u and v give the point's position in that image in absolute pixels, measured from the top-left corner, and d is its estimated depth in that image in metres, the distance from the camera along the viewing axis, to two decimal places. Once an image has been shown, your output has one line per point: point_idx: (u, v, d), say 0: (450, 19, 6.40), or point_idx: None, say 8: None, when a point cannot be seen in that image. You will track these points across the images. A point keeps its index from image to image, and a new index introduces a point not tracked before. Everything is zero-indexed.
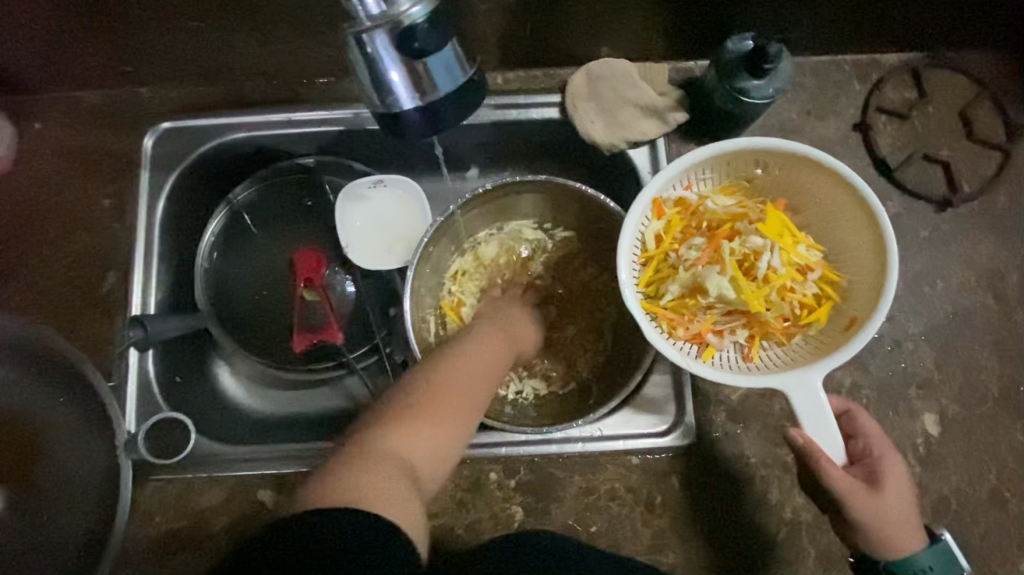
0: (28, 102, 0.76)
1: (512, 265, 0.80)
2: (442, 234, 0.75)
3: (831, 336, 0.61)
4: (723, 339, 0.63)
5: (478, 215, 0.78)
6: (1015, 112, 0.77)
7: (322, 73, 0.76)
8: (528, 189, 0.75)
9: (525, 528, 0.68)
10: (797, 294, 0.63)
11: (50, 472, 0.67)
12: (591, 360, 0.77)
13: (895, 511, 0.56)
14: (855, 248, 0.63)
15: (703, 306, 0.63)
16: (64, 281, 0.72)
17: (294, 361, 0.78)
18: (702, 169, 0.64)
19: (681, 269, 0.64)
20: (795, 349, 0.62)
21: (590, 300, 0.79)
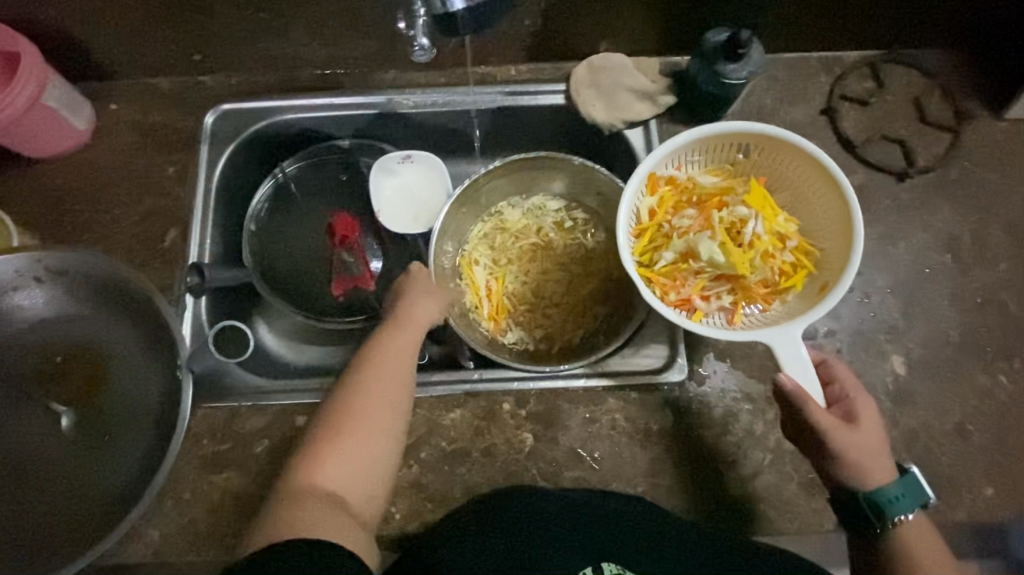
0: (108, 86, 0.89)
1: (527, 234, 0.89)
2: (464, 201, 0.86)
3: (807, 298, 0.71)
4: (711, 302, 0.73)
5: (496, 187, 0.88)
6: (962, 99, 0.89)
7: (361, 63, 0.88)
8: (541, 163, 0.86)
9: (536, 452, 0.75)
10: (777, 261, 0.73)
11: (112, 399, 0.75)
12: (595, 315, 0.86)
13: (870, 444, 0.64)
14: (826, 221, 0.73)
15: (693, 270, 0.73)
16: (131, 236, 0.82)
17: (331, 312, 0.88)
18: (692, 152, 0.75)
19: (674, 237, 0.73)
20: (776, 311, 0.72)
21: (596, 264, 0.88)
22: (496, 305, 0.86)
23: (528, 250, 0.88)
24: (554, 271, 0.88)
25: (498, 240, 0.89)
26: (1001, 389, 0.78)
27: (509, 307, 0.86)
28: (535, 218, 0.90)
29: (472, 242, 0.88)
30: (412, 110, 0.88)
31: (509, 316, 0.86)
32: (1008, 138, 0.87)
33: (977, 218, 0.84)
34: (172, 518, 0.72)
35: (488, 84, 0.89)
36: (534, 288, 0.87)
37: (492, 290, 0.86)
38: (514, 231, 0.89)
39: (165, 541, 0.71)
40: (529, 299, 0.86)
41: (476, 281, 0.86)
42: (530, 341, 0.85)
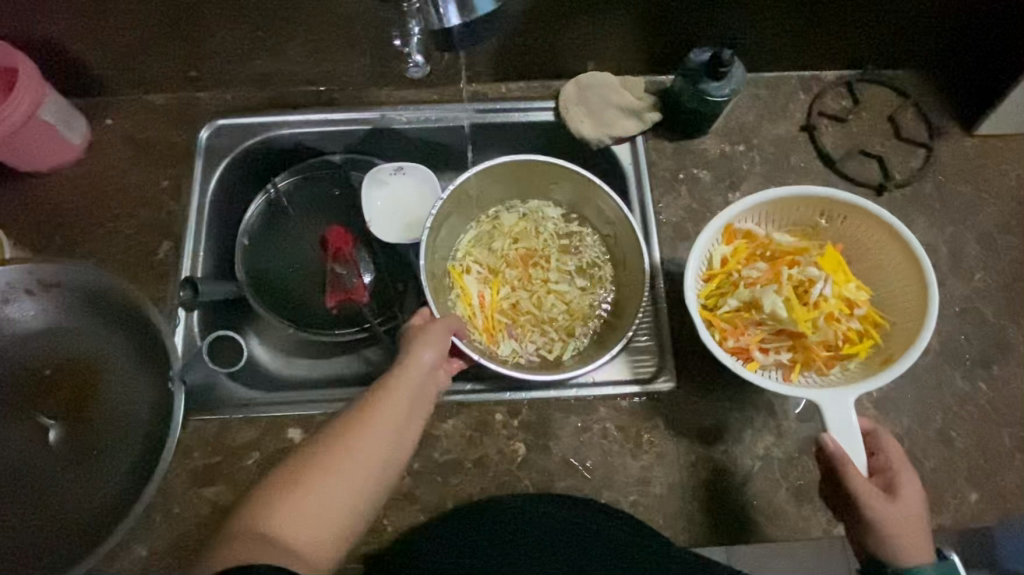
0: (104, 102, 0.90)
1: (520, 242, 0.91)
2: (458, 209, 0.86)
3: (867, 368, 0.75)
4: (768, 356, 0.77)
5: (491, 193, 0.89)
6: (934, 116, 0.92)
7: (355, 80, 0.90)
8: (539, 168, 0.85)
9: (528, 462, 0.75)
10: (842, 326, 0.76)
11: (101, 413, 0.75)
12: (587, 319, 0.87)
13: (907, 517, 0.64)
14: (901, 294, 0.77)
15: (755, 320, 0.77)
16: (124, 249, 0.83)
17: (323, 325, 0.88)
18: (769, 212, 0.80)
19: (742, 286, 0.77)
20: (835, 375, 0.76)
21: (587, 273, 0.90)
22: (489, 315, 0.86)
23: (521, 259, 0.90)
24: (547, 280, 0.89)
25: (490, 248, 0.90)
26: (981, 395, 0.80)
27: (501, 316, 0.86)
28: (528, 222, 0.91)
29: (467, 248, 0.89)
30: (405, 126, 0.91)
31: (501, 325, 0.86)
32: (979, 153, 0.91)
33: (953, 230, 0.87)
34: (161, 532, 0.71)
35: (479, 101, 0.92)
36: (525, 297, 0.88)
37: (484, 299, 0.86)
38: (508, 238, 0.91)
39: (152, 556, 0.70)
40: (522, 309, 0.87)
41: (469, 289, 0.86)
42: (524, 346, 0.86)
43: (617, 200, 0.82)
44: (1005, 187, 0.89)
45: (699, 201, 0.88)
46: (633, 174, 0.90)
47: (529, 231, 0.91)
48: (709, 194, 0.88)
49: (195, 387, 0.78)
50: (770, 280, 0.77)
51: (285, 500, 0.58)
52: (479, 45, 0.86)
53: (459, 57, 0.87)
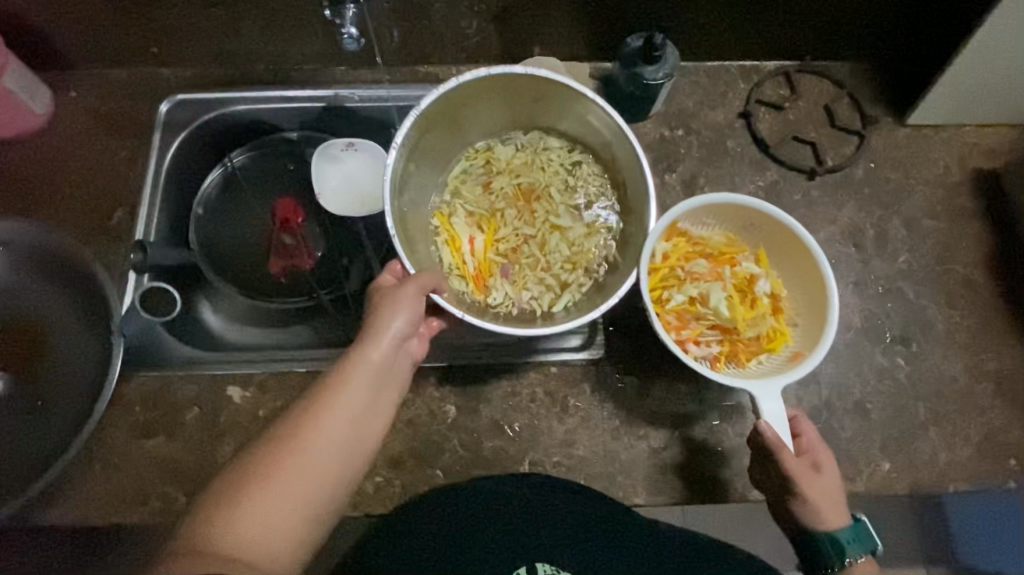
0: (68, 76, 0.93)
1: (516, 174, 0.85)
2: (436, 145, 0.80)
3: (781, 363, 0.76)
4: (703, 347, 0.77)
5: (476, 126, 0.83)
6: (868, 106, 0.96)
7: (309, 60, 0.94)
8: (521, 92, 0.78)
9: (457, 423, 0.78)
10: (762, 324, 0.79)
11: (47, 367, 0.80)
12: (589, 259, 0.82)
13: (831, 490, 0.69)
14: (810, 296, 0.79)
15: (697, 314, 0.78)
16: (80, 214, 0.86)
17: (272, 294, 0.91)
18: (710, 215, 0.81)
19: (687, 281, 0.79)
20: (752, 369, 0.76)
21: (584, 201, 0.84)
22: (483, 258, 0.81)
23: (519, 190, 0.85)
24: (547, 213, 0.84)
25: (482, 184, 0.84)
26: (898, 370, 0.83)
27: (497, 255, 0.82)
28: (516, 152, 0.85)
29: (453, 180, 0.84)
30: (357, 104, 0.94)
31: (495, 269, 0.81)
32: (909, 143, 0.95)
33: (880, 214, 0.90)
34: (97, 481, 0.73)
35: (429, 83, 0.95)
36: (523, 234, 0.83)
37: (478, 242, 0.82)
38: (495, 173, 0.85)
39: (88, 503, 0.73)
40: (519, 247, 0.83)
41: (460, 232, 0.82)
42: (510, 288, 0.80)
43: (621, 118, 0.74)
44: (933, 175, 0.93)
45: None
46: None
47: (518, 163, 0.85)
48: None
49: (138, 346, 0.80)
50: (709, 277, 0.80)
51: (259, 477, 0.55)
52: (427, 28, 0.90)
53: (408, 39, 0.91)
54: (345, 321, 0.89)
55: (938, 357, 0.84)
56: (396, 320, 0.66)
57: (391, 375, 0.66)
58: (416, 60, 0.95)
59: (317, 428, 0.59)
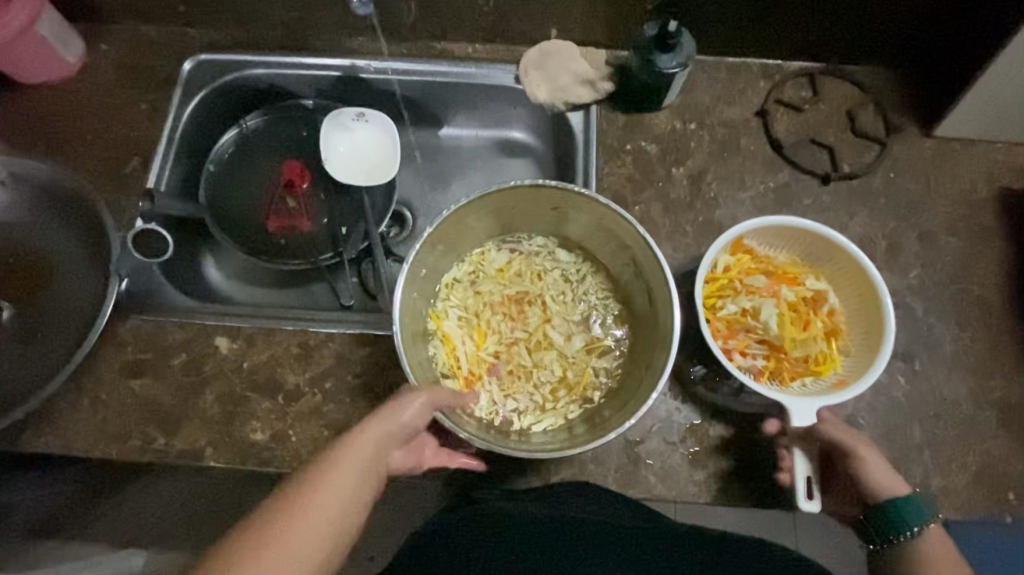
0: (101, 29, 0.97)
1: (510, 281, 0.84)
2: (446, 252, 0.77)
3: (824, 388, 0.73)
4: (746, 359, 0.76)
5: (479, 232, 0.80)
6: (893, 114, 0.92)
7: (330, 30, 0.96)
8: (540, 205, 0.77)
9: None
10: (816, 348, 0.76)
11: (48, 300, 0.82)
12: (593, 367, 0.80)
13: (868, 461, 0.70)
14: (868, 327, 0.76)
15: (747, 326, 0.77)
16: (98, 159, 0.89)
17: (272, 253, 0.93)
18: (779, 237, 0.80)
19: (743, 294, 0.78)
20: (794, 388, 0.74)
21: (593, 317, 0.83)
22: (474, 359, 0.78)
23: (509, 294, 0.83)
24: (544, 320, 0.83)
25: (473, 288, 0.82)
26: (897, 387, 0.79)
27: (487, 355, 0.79)
28: (529, 259, 0.84)
29: (451, 287, 0.81)
30: (372, 75, 0.95)
31: (484, 370, 0.78)
32: (935, 155, 0.90)
33: (895, 226, 0.87)
34: (84, 414, 0.76)
35: (444, 59, 0.96)
36: (514, 340, 0.81)
37: (470, 344, 0.79)
38: (499, 280, 0.83)
39: (74, 434, 0.75)
40: (513, 349, 0.81)
41: (453, 333, 0.79)
42: (502, 397, 0.77)
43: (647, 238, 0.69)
44: (957, 190, 0.89)
45: (642, 172, 0.90)
46: (582, 140, 0.92)
47: (529, 267, 0.84)
48: (653, 166, 0.90)
49: (136, 290, 0.83)
50: (768, 294, 0.78)
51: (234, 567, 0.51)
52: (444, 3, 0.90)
53: (425, 13, 0.92)
54: (338, 287, 0.90)
55: (941, 379, 0.80)
56: (400, 420, 0.63)
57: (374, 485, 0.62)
58: (433, 36, 0.96)
59: (296, 520, 0.55)
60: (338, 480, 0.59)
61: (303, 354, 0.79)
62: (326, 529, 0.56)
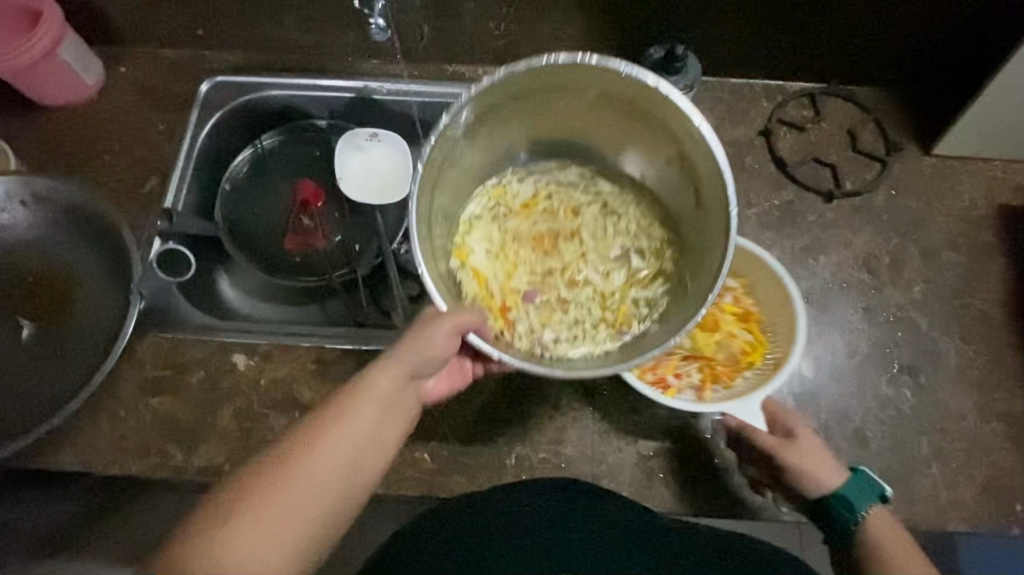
0: (119, 52, 0.99)
1: (538, 212, 0.84)
2: (456, 178, 0.78)
3: (763, 373, 0.77)
4: (683, 380, 0.78)
5: (495, 163, 0.83)
6: (893, 133, 0.95)
7: (345, 52, 0.98)
8: (574, 113, 0.78)
9: (449, 410, 0.80)
10: (737, 341, 0.81)
11: (66, 317, 0.84)
12: (638, 295, 0.79)
13: (813, 453, 0.68)
14: (773, 304, 0.81)
15: (667, 350, 0.80)
16: (117, 179, 0.91)
17: (288, 271, 0.94)
18: None
19: None
20: (737, 387, 0.77)
21: (630, 248, 0.82)
22: (506, 293, 0.79)
23: (539, 227, 0.83)
24: (578, 254, 0.82)
25: (501, 224, 0.83)
26: (903, 402, 0.81)
27: (519, 284, 0.80)
28: (562, 190, 0.85)
29: (468, 227, 0.81)
30: (385, 96, 0.98)
31: (518, 299, 0.79)
32: (934, 173, 0.93)
33: (897, 242, 0.89)
34: (104, 431, 0.77)
35: (456, 80, 0.98)
36: (549, 271, 0.81)
37: (501, 277, 0.80)
38: (526, 214, 0.84)
39: (94, 450, 0.76)
40: (549, 279, 0.81)
41: (482, 267, 0.79)
42: (529, 329, 0.77)
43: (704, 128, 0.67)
44: (956, 207, 0.91)
45: None
46: None
47: (560, 197, 0.85)
48: None
49: (154, 307, 0.84)
50: None
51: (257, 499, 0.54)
52: (457, 28, 0.93)
53: (437, 37, 0.94)
54: (354, 305, 0.91)
55: (945, 393, 0.81)
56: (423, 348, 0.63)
57: (399, 408, 0.63)
58: (445, 58, 0.98)
59: (322, 443, 0.58)
60: (364, 407, 0.60)
61: (321, 371, 0.81)
62: (352, 452, 0.59)
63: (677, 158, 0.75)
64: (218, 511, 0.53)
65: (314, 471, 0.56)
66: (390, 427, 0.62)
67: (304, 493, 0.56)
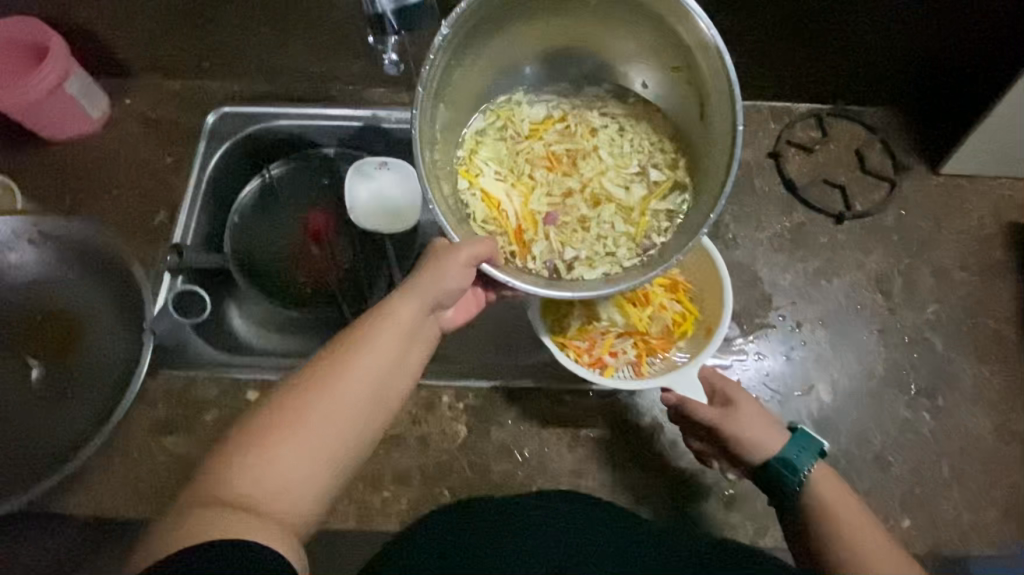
0: (124, 84, 0.99)
1: (551, 132, 0.83)
2: (461, 102, 0.78)
3: (696, 344, 0.79)
4: (619, 359, 0.79)
5: (502, 80, 0.82)
6: (901, 153, 0.95)
7: (352, 81, 0.98)
8: (585, 24, 0.77)
9: (468, 444, 0.79)
10: (668, 312, 0.82)
11: (77, 357, 0.83)
12: (656, 207, 0.78)
13: (751, 415, 0.69)
14: (698, 274, 0.82)
15: (600, 330, 0.81)
16: (125, 214, 0.90)
17: (299, 302, 0.92)
18: None
19: (579, 307, 0.81)
20: (673, 360, 0.78)
21: (644, 163, 0.81)
22: (524, 217, 0.79)
23: (553, 149, 0.83)
24: (597, 171, 0.82)
25: (511, 145, 0.82)
26: (922, 424, 0.80)
27: (540, 207, 0.80)
28: (574, 111, 0.84)
29: (481, 143, 0.81)
30: (393, 125, 0.97)
31: (541, 219, 0.79)
32: (943, 192, 0.93)
33: (909, 262, 0.89)
34: (116, 473, 0.76)
35: None
36: (567, 189, 0.81)
37: (516, 201, 0.79)
38: (539, 134, 0.83)
39: (106, 495, 0.75)
40: (567, 199, 0.81)
41: (493, 189, 0.78)
42: (550, 252, 0.77)
43: (713, 31, 0.64)
44: (966, 226, 0.91)
45: None
46: None
47: (571, 118, 0.84)
48: None
49: (165, 346, 0.83)
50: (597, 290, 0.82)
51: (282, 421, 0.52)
52: None
53: None
54: None
55: (964, 414, 0.81)
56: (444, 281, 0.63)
57: (419, 337, 0.62)
58: None
59: (349, 364, 0.56)
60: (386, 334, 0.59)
61: None
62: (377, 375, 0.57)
63: (683, 66, 0.73)
64: (247, 430, 0.51)
65: (340, 391, 0.55)
66: (412, 357, 0.61)
67: (329, 414, 0.53)
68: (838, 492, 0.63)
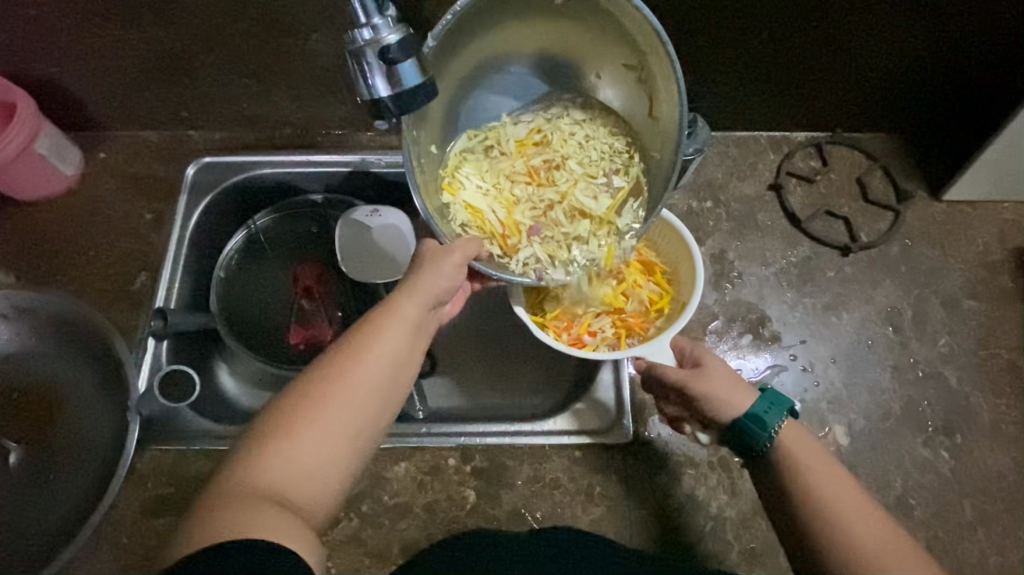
0: (98, 137, 0.94)
1: (527, 145, 0.79)
2: (435, 124, 0.73)
3: (671, 318, 0.77)
4: (597, 338, 0.78)
5: (478, 97, 0.77)
6: (902, 180, 0.94)
7: (339, 125, 0.94)
8: (543, 31, 0.71)
9: (477, 509, 0.76)
10: (643, 290, 0.80)
11: (60, 436, 0.79)
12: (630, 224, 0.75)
13: (721, 375, 0.64)
14: (672, 249, 0.80)
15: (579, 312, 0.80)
16: (105, 278, 0.86)
17: (292, 358, 0.88)
18: None
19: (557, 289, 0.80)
20: (650, 336, 0.77)
21: (611, 169, 0.78)
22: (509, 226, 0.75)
23: (533, 163, 0.79)
24: (572, 180, 0.78)
25: (490, 161, 0.78)
26: (943, 463, 0.79)
27: (521, 216, 0.76)
28: (548, 123, 0.80)
29: (458, 157, 0.77)
30: (384, 169, 0.93)
31: (524, 229, 0.76)
32: (947, 219, 0.92)
33: (918, 293, 0.87)
34: (106, 563, 0.71)
35: None
36: (546, 202, 0.77)
37: (500, 210, 0.76)
38: (516, 151, 0.79)
39: None
40: (546, 210, 0.77)
41: (476, 201, 0.75)
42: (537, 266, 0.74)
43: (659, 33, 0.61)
44: (971, 253, 0.90)
45: None
46: None
47: (545, 130, 0.79)
48: None
49: (154, 419, 0.78)
50: None
51: (297, 425, 0.51)
52: None
53: None
54: None
55: (984, 452, 0.79)
56: (440, 279, 0.63)
57: (425, 329, 0.62)
58: None
59: (359, 357, 0.55)
60: (392, 327, 0.58)
61: None
62: (389, 365, 0.56)
63: (637, 66, 0.70)
64: (263, 434, 0.51)
65: (351, 387, 0.54)
66: (420, 346, 0.61)
67: (344, 409, 0.53)
68: (813, 453, 0.58)
